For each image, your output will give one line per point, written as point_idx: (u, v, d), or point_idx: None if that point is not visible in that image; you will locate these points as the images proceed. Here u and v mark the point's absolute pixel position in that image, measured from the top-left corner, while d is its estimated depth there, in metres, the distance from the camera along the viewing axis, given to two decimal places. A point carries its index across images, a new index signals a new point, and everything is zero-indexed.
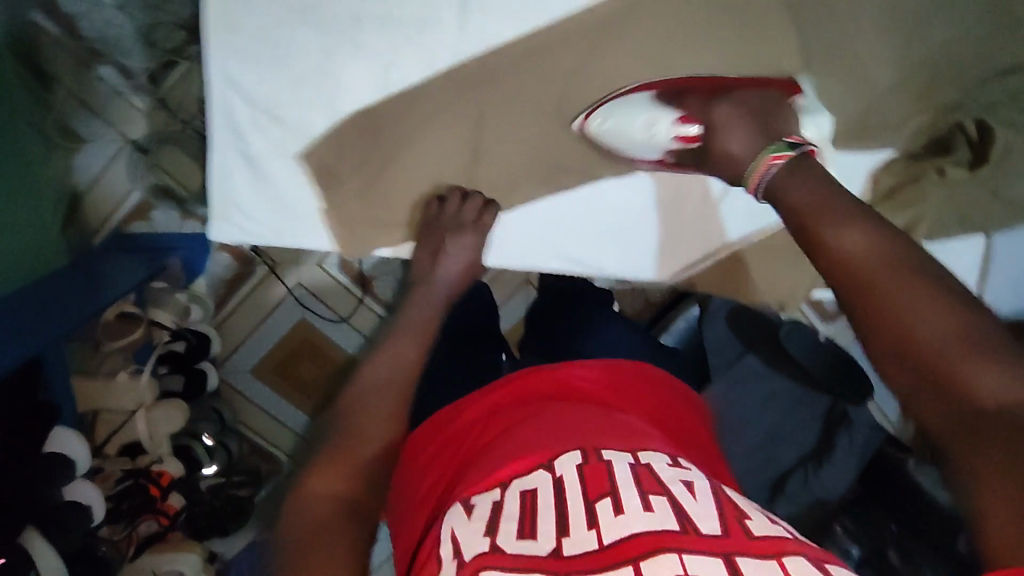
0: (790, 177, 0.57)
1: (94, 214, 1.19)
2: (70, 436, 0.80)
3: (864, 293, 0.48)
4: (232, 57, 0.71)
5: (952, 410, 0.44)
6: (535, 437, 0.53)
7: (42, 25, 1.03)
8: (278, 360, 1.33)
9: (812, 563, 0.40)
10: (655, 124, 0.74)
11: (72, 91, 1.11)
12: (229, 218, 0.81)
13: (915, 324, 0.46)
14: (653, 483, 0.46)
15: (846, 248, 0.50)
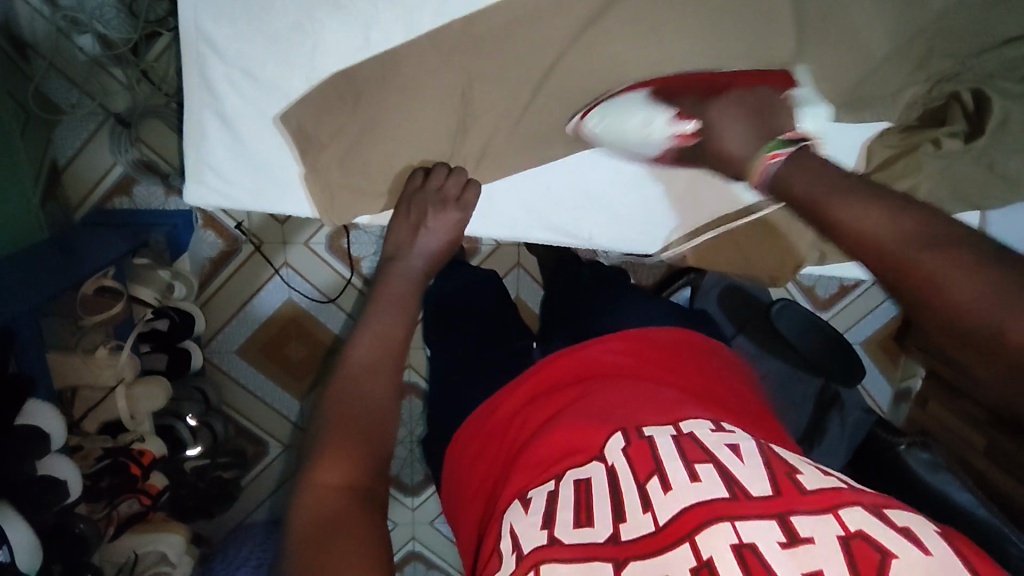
0: (795, 172, 0.53)
1: (75, 187, 1.17)
2: (47, 408, 0.79)
3: (898, 269, 0.44)
4: (205, 12, 0.69)
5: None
6: (576, 425, 0.53)
7: None
8: (264, 342, 1.31)
9: (869, 509, 0.41)
10: (652, 121, 0.71)
11: (51, 62, 1.08)
12: (201, 180, 0.78)
13: (955, 292, 0.41)
14: (697, 450, 0.47)
15: (869, 224, 0.46)
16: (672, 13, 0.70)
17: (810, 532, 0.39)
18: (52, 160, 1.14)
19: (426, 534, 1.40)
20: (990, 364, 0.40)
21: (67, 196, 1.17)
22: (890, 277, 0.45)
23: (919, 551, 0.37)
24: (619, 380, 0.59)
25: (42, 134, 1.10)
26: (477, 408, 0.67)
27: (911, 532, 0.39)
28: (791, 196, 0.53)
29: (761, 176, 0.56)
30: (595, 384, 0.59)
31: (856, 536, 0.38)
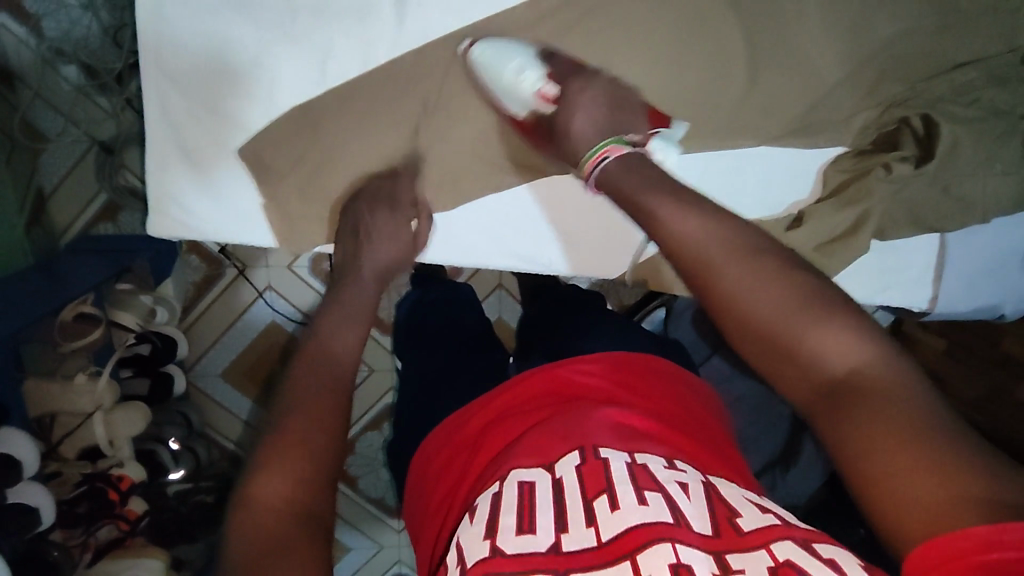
0: (622, 171, 0.62)
1: (61, 213, 1.17)
2: (17, 435, 0.79)
3: (709, 272, 0.52)
4: (166, 52, 0.72)
5: (811, 377, 0.47)
6: (535, 442, 0.53)
7: (7, 23, 1.06)
8: (249, 365, 1.32)
9: (798, 545, 0.41)
10: (525, 72, 0.71)
11: (36, 91, 1.11)
12: (167, 213, 0.79)
13: (755, 295, 0.50)
14: (648, 479, 0.47)
15: (681, 229, 0.54)
16: (627, 44, 0.73)
17: (742, 565, 0.40)
18: (37, 186, 1.14)
19: (411, 556, 1.39)
20: (795, 370, 0.48)
21: (53, 221, 1.15)
22: (698, 277, 0.53)
23: None
24: (584, 403, 0.59)
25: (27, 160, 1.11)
26: (446, 420, 0.67)
27: (835, 561, 0.40)
28: (619, 191, 0.61)
29: (596, 165, 0.65)
30: (561, 406, 0.59)
31: (784, 566, 0.39)
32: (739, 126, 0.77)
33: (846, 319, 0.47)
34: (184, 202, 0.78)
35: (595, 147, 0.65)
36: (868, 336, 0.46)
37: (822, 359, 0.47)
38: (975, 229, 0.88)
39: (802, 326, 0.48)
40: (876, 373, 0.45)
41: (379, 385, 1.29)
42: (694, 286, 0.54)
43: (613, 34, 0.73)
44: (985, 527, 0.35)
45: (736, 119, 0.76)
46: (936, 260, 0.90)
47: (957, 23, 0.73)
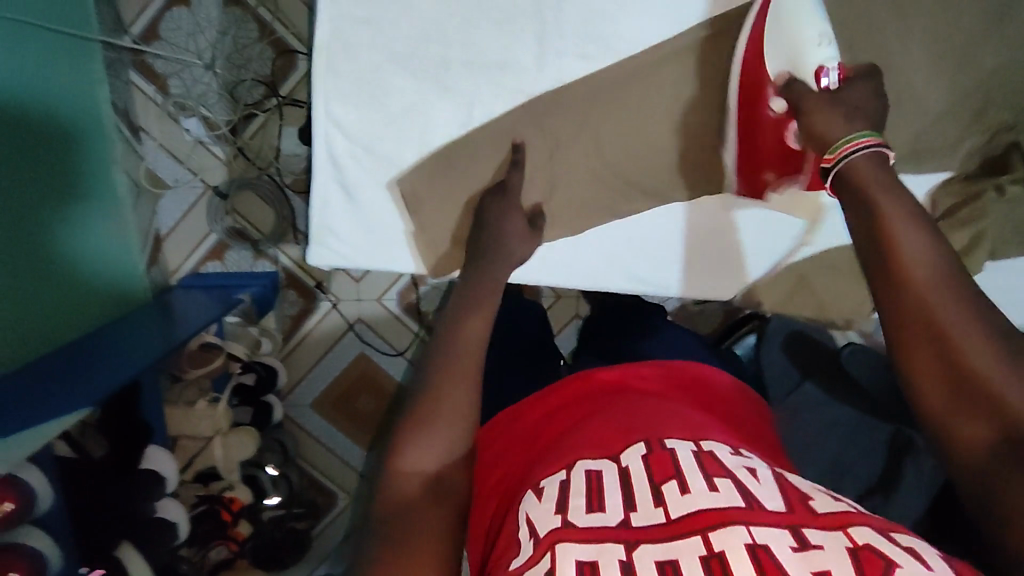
0: (877, 171, 0.57)
1: (174, 252, 1.28)
2: (159, 452, 0.84)
3: (920, 298, 0.51)
4: (335, 103, 0.79)
5: (992, 431, 0.47)
6: (607, 435, 0.54)
7: (138, 83, 1.19)
8: (338, 393, 1.37)
9: (877, 532, 0.41)
10: (824, 58, 0.68)
11: (159, 141, 1.22)
12: (324, 243, 0.87)
13: (964, 335, 0.49)
14: (716, 467, 0.47)
15: (914, 245, 0.53)
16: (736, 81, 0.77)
17: (820, 541, 0.40)
18: (155, 231, 1.26)
19: None
20: (978, 422, 0.48)
21: (166, 262, 1.28)
22: (903, 297, 0.52)
23: (921, 568, 0.38)
24: (646, 400, 0.60)
25: (150, 208, 1.24)
26: (501, 413, 0.69)
27: (916, 552, 0.39)
28: (861, 184, 0.57)
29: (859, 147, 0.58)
30: (616, 403, 0.60)
31: (865, 550, 0.38)
32: None
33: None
34: (341, 235, 0.86)
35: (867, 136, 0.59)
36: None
37: (1012, 412, 0.46)
38: None
39: (1001, 377, 0.48)
40: None
41: None
42: (890, 309, 0.53)
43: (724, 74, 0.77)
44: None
45: None
46: None
47: None
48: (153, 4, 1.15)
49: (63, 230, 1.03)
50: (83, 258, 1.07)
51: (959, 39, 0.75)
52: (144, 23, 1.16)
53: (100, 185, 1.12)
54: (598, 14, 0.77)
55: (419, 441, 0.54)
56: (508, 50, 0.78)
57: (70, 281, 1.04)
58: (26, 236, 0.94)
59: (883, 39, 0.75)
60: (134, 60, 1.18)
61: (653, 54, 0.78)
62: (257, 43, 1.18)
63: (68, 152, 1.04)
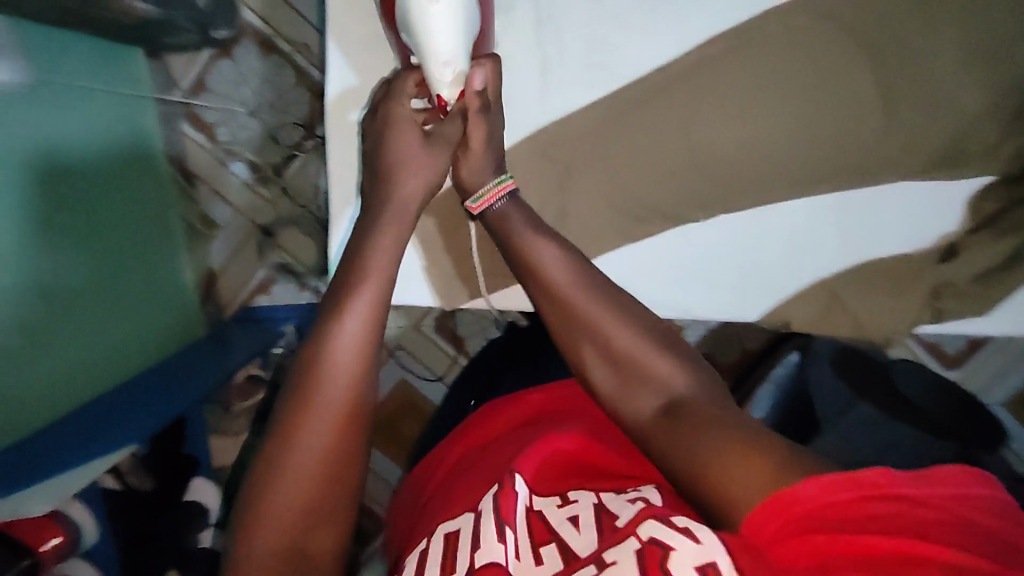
0: (517, 210, 0.73)
1: (227, 289, 1.30)
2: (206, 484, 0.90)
3: (572, 305, 0.64)
4: (346, 150, 0.88)
5: (658, 405, 0.59)
6: (470, 483, 0.61)
7: (191, 134, 1.26)
8: (382, 421, 1.38)
9: (659, 519, 0.49)
10: (450, 61, 0.69)
11: (211, 187, 1.30)
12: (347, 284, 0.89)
13: (622, 335, 0.62)
14: (542, 531, 0.55)
15: (552, 268, 0.67)
16: (748, 94, 0.77)
17: (614, 557, 0.48)
18: (209, 270, 1.28)
19: None
20: (647, 393, 0.60)
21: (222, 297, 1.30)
22: (565, 304, 0.65)
23: (690, 541, 0.46)
24: (505, 439, 0.67)
25: (203, 248, 1.28)
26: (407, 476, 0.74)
27: (689, 528, 0.48)
28: (508, 223, 0.72)
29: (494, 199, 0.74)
30: (487, 447, 0.67)
31: (649, 543, 0.47)
32: (882, 163, 0.79)
33: (668, 351, 0.62)
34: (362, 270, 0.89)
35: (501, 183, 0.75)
36: (687, 368, 0.61)
37: (666, 384, 0.60)
38: None
39: (648, 361, 0.61)
40: (693, 398, 0.58)
41: None
42: (555, 317, 0.65)
43: (738, 90, 0.77)
44: (815, 488, 0.47)
45: (886, 153, 0.78)
46: None
47: None
48: (197, 61, 1.24)
49: (124, 261, 1.07)
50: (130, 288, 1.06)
51: (987, 35, 0.75)
52: (191, 78, 1.25)
53: (160, 221, 1.16)
54: (600, 42, 0.78)
55: (272, 506, 0.55)
56: (514, 80, 0.80)
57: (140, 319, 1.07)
58: (99, 279, 1.02)
59: (902, 38, 0.75)
60: (187, 113, 1.26)
61: (663, 74, 0.78)
62: (294, 88, 1.25)
63: (131, 188, 1.10)
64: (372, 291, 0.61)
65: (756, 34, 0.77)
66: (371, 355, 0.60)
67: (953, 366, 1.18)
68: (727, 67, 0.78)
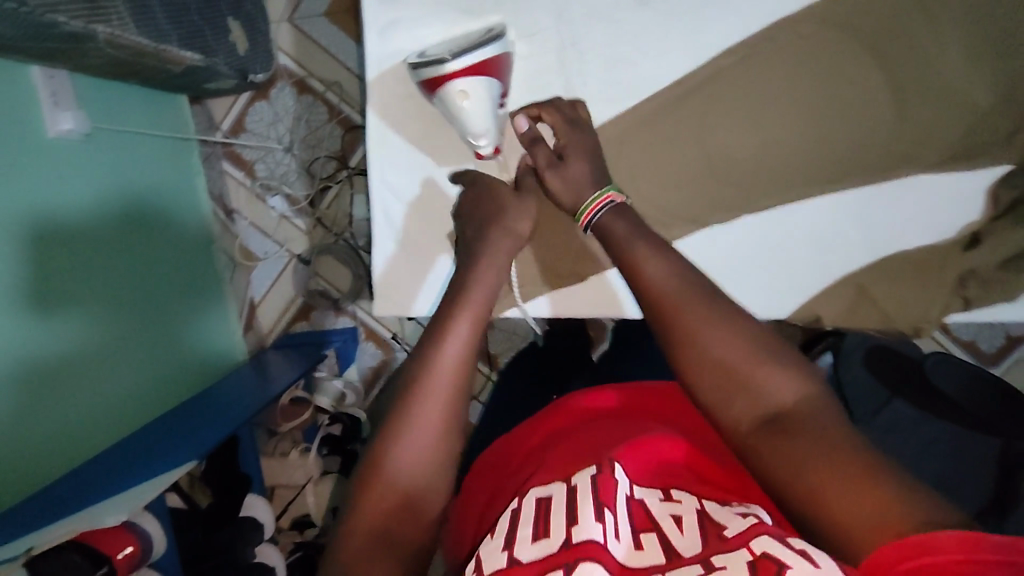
0: (615, 222, 0.68)
1: (266, 317, 1.39)
2: (258, 500, 0.91)
3: (672, 307, 0.60)
4: (388, 169, 0.85)
5: (763, 407, 0.54)
6: (561, 466, 0.60)
7: (230, 171, 1.35)
8: None
9: (774, 538, 0.46)
10: (485, 135, 0.77)
11: (250, 220, 1.36)
12: (387, 299, 0.88)
13: (718, 340, 0.57)
14: (643, 519, 0.53)
15: (654, 270, 0.63)
16: (762, 99, 0.80)
17: (724, 562, 0.45)
18: (249, 300, 1.38)
19: None
20: (748, 399, 0.55)
21: (259, 325, 1.39)
22: (659, 301, 0.61)
23: (809, 564, 0.42)
24: (602, 431, 0.66)
25: (243, 279, 1.37)
26: (478, 460, 0.75)
27: (805, 552, 0.44)
28: (611, 234, 0.67)
29: (592, 212, 0.70)
30: (578, 437, 0.66)
31: (763, 558, 0.44)
32: (898, 159, 0.81)
33: (781, 355, 0.57)
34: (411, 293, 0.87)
35: (599, 194, 0.71)
36: (805, 374, 0.55)
37: (771, 390, 0.55)
38: None
39: (754, 362, 0.56)
40: (810, 406, 0.53)
41: None
42: (657, 322, 0.61)
43: (753, 96, 0.80)
44: (949, 535, 0.40)
45: (898, 151, 0.80)
46: None
47: None
48: (235, 104, 1.32)
49: (167, 297, 1.16)
50: (187, 323, 1.20)
51: (993, 33, 0.76)
52: (230, 119, 1.33)
53: (200, 258, 1.26)
54: (619, 59, 0.82)
55: (381, 490, 0.55)
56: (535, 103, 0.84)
57: (178, 350, 1.16)
58: (148, 310, 1.10)
59: (907, 37, 0.77)
60: (228, 153, 1.34)
61: (681, 85, 0.81)
62: (327, 124, 1.31)
63: (173, 227, 1.19)
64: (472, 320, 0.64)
65: (768, 43, 0.79)
66: (470, 373, 0.62)
67: (993, 364, 1.18)
68: (739, 75, 0.80)
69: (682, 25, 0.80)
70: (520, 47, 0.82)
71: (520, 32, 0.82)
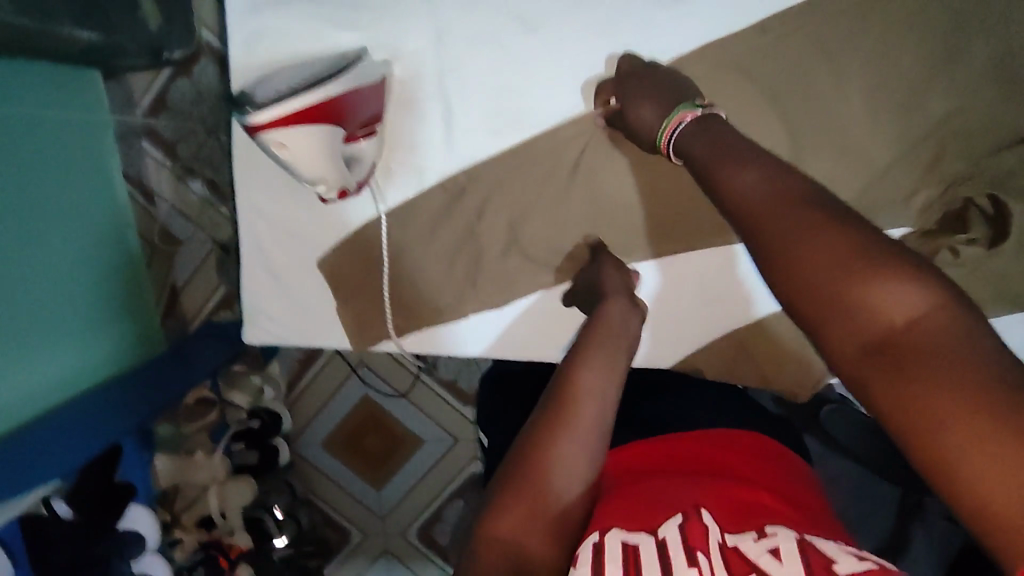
0: (694, 135, 0.58)
1: (191, 302, 1.35)
2: (142, 512, 0.93)
3: (756, 223, 0.49)
4: (257, 193, 0.86)
5: (862, 335, 0.42)
6: (631, 506, 0.55)
7: (150, 150, 1.28)
8: (346, 434, 1.40)
9: None
10: (323, 182, 0.74)
11: (172, 203, 1.31)
12: (257, 323, 0.93)
13: (815, 247, 0.45)
14: (742, 563, 0.46)
15: (741, 184, 0.51)
16: None
17: None
18: (171, 284, 1.33)
19: None
20: (845, 327, 0.43)
21: (184, 310, 1.35)
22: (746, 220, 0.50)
23: None
24: (681, 474, 0.60)
25: (162, 263, 1.31)
26: None
27: None
28: (693, 160, 0.57)
29: (671, 133, 0.61)
30: (657, 473, 0.61)
31: None
32: None
33: (909, 265, 0.43)
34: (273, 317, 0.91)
35: (669, 114, 0.61)
36: (936, 286, 0.41)
37: (881, 315, 0.42)
38: None
39: (862, 277, 0.43)
40: (938, 326, 0.40)
41: (464, 453, 1.39)
42: (746, 236, 0.50)
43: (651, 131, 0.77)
44: None
45: None
46: None
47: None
48: (156, 80, 1.24)
49: (76, 286, 1.09)
50: (95, 314, 1.13)
51: (899, 83, 0.72)
52: (152, 96, 1.25)
53: (111, 244, 1.18)
54: (515, 82, 0.78)
55: (511, 516, 0.55)
56: (420, 126, 0.81)
57: (82, 344, 1.08)
58: (50, 304, 1.03)
59: (805, 83, 0.74)
60: (146, 130, 1.27)
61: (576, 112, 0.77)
62: None
63: (80, 212, 1.12)
64: (590, 365, 0.63)
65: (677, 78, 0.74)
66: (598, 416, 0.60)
67: None
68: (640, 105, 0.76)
69: (585, 52, 0.75)
70: (396, 69, 0.79)
71: (403, 54, 0.78)
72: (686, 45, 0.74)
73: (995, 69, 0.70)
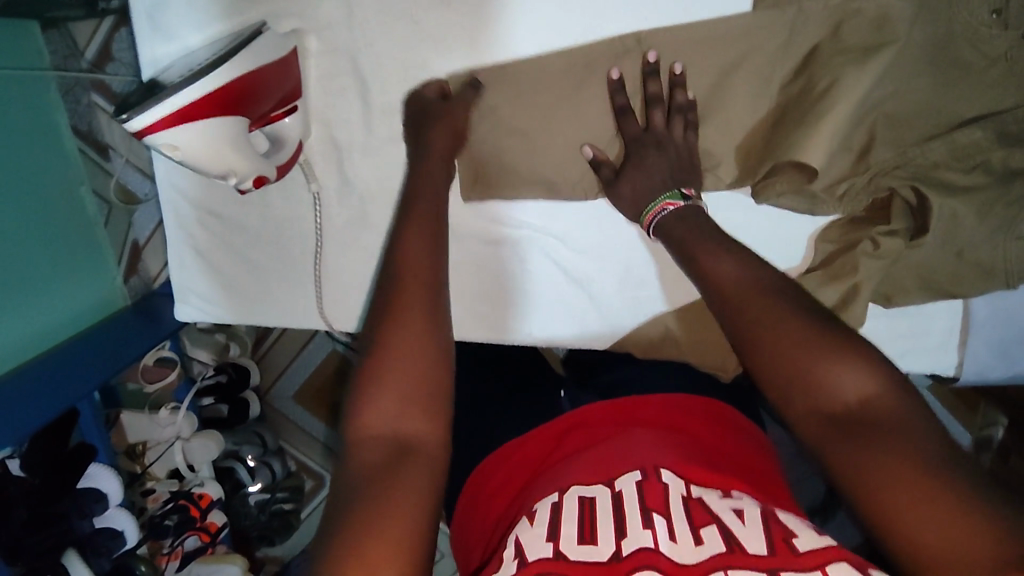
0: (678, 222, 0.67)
1: (154, 260, 1.35)
2: (104, 471, 0.96)
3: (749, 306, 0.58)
4: (177, 175, 0.85)
5: (822, 412, 0.53)
6: (592, 466, 0.58)
7: (101, 103, 1.22)
8: (316, 386, 1.43)
9: (854, 568, 0.46)
10: (232, 174, 0.72)
11: (127, 158, 1.27)
12: (187, 302, 0.93)
13: (777, 333, 0.56)
14: (703, 514, 0.52)
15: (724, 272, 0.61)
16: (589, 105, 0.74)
17: None
18: (132, 240, 1.33)
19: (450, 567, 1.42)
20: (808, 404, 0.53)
21: (147, 268, 1.35)
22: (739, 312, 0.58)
23: None
24: (645, 432, 0.63)
25: (122, 220, 1.30)
26: (502, 448, 0.68)
27: None
28: (671, 236, 0.67)
29: (653, 219, 0.69)
30: (620, 432, 0.63)
31: None
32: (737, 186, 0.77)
33: (847, 353, 0.53)
34: (200, 295, 0.91)
35: (651, 202, 0.69)
36: (875, 370, 0.52)
37: (834, 395, 0.52)
38: (1008, 293, 0.80)
39: (821, 359, 0.53)
40: (885, 403, 0.51)
41: None
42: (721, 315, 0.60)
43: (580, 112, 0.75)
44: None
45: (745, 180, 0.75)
46: (958, 327, 0.83)
47: (967, 72, 0.66)
48: (99, 30, 1.18)
49: (31, 250, 1.09)
50: (49, 276, 1.13)
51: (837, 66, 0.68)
52: (95, 47, 1.19)
53: (63, 205, 1.17)
54: (436, 59, 0.74)
55: (374, 408, 0.55)
56: (340, 102, 0.78)
57: (37, 306, 1.09)
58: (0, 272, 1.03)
59: (746, 61, 0.70)
60: (95, 83, 1.21)
61: (501, 90, 0.75)
62: None
63: (28, 174, 1.09)
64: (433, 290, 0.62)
65: (599, 57, 0.72)
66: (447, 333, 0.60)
67: None
68: (564, 83, 0.74)
69: (508, 29, 0.72)
70: (310, 41, 0.75)
71: (322, 27, 0.75)
72: (612, 22, 0.71)
73: (935, 52, 0.66)
